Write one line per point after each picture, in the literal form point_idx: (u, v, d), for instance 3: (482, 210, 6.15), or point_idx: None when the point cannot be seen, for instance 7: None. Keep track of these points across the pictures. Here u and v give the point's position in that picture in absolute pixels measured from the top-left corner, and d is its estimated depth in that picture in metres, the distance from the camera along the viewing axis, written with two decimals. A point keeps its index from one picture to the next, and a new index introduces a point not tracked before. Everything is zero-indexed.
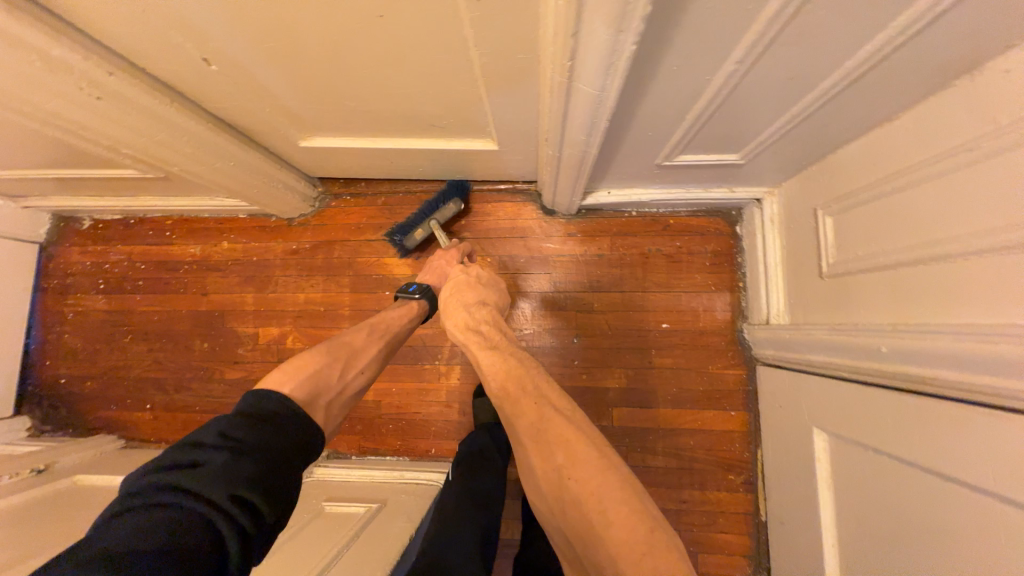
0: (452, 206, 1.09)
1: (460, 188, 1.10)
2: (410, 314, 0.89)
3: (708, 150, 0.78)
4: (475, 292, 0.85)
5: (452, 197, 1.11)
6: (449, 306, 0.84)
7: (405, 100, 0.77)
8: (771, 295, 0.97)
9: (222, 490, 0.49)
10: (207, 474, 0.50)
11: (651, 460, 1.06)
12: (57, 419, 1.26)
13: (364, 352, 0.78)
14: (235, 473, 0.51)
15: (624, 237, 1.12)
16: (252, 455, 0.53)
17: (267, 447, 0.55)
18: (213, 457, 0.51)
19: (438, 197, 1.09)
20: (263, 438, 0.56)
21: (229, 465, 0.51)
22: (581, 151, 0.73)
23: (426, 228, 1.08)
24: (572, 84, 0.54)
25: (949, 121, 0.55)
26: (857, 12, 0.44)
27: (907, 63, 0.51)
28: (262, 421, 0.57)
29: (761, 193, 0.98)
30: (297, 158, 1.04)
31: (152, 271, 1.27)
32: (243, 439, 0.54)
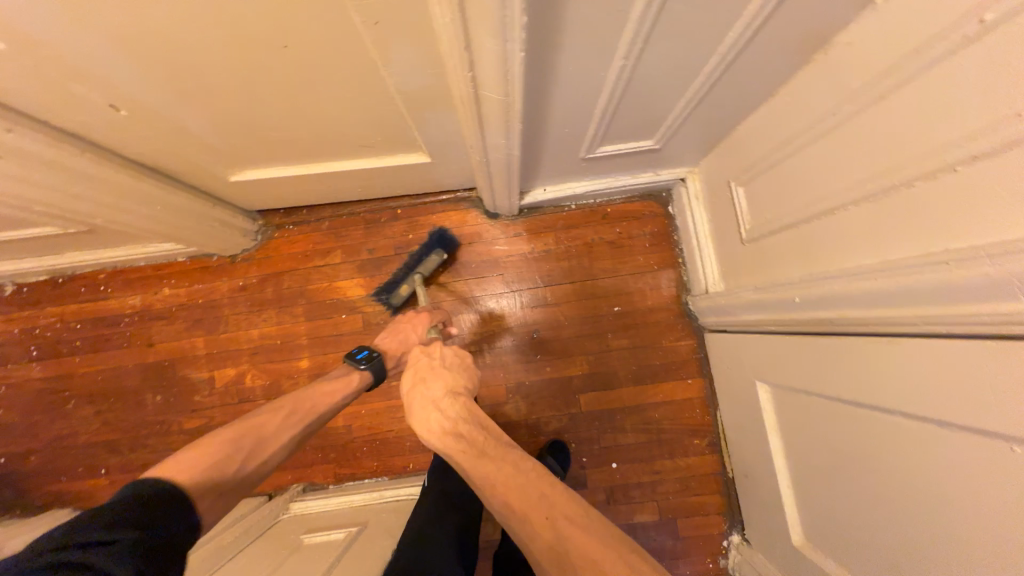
0: (433, 258, 1.11)
1: (440, 240, 1.13)
2: (348, 388, 0.82)
3: (625, 140, 0.84)
4: (442, 381, 0.73)
5: (435, 249, 1.13)
6: (414, 404, 0.71)
7: (328, 125, 0.78)
8: (706, 265, 1.03)
9: (132, 568, 0.44)
10: (116, 549, 0.44)
11: (621, 439, 1.10)
12: (1, 502, 1.17)
13: (278, 429, 0.71)
14: (143, 553, 0.46)
15: (567, 230, 1.16)
16: (157, 536, 0.48)
17: (171, 529, 0.50)
18: (117, 536, 0.45)
19: (420, 252, 1.13)
20: (168, 519, 0.51)
21: (137, 542, 0.46)
22: (506, 155, 0.77)
23: (410, 283, 1.12)
24: (479, 94, 0.58)
25: (816, 90, 0.63)
26: (713, 5, 0.49)
27: (769, 44, 0.58)
28: (165, 503, 0.52)
29: (683, 172, 1.05)
30: (230, 193, 1.02)
31: (90, 329, 1.21)
32: (149, 519, 0.49)
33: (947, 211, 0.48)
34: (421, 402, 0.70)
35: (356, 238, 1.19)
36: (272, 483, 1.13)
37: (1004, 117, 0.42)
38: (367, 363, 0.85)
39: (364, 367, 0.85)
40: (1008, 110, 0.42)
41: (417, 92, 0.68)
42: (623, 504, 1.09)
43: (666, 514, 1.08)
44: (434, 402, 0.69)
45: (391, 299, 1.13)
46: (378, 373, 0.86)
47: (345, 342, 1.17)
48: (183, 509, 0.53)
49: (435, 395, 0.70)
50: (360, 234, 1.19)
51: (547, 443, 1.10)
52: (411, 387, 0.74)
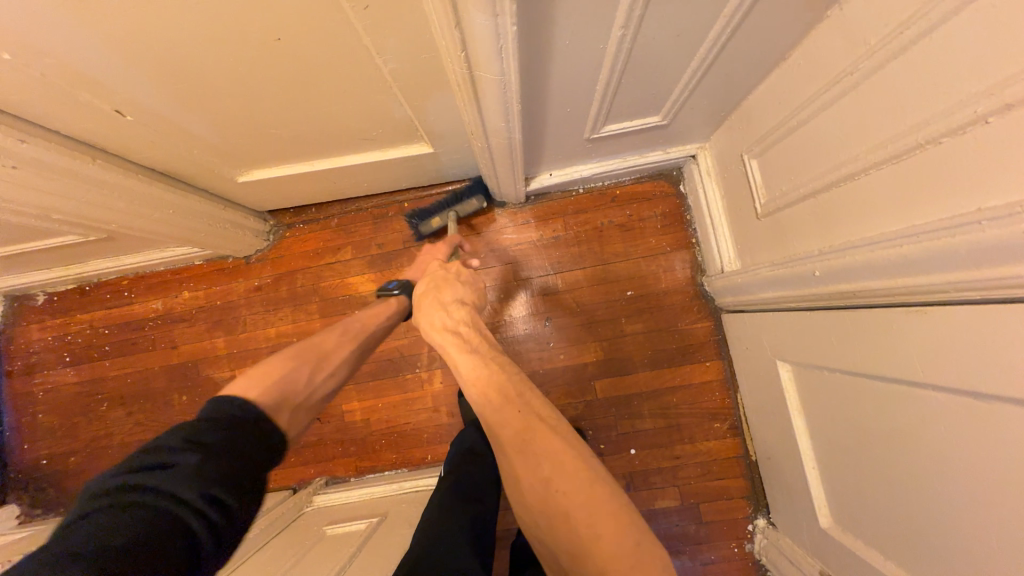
0: (474, 202, 1.08)
1: (483, 185, 1.09)
2: (389, 310, 0.88)
3: (630, 117, 0.81)
4: (451, 291, 0.78)
5: (476, 193, 1.09)
6: (424, 305, 0.76)
7: (328, 119, 0.78)
8: (721, 244, 1.00)
9: (191, 489, 0.48)
10: (176, 474, 0.48)
11: (640, 424, 1.09)
12: (46, 501, 1.23)
13: (334, 356, 0.76)
14: (206, 472, 0.50)
15: (576, 215, 1.14)
16: (221, 454, 0.52)
17: (236, 447, 0.54)
18: (182, 459, 0.50)
19: (461, 191, 1.08)
20: (231, 437, 0.55)
21: (198, 463, 0.50)
22: (508, 139, 0.75)
23: (443, 219, 1.08)
24: (474, 75, 0.56)
25: (831, 50, 0.59)
26: None
27: (777, 3, 0.55)
28: (232, 422, 0.56)
29: (693, 148, 1.02)
30: (239, 194, 1.04)
31: (117, 334, 1.25)
32: (212, 440, 0.53)
33: (978, 168, 0.45)
34: (430, 303, 0.75)
35: (365, 233, 1.20)
36: (296, 477, 1.16)
37: None
38: (400, 288, 0.91)
39: (396, 292, 0.91)
40: None
41: (414, 79, 0.68)
42: (643, 490, 1.07)
43: (688, 499, 1.06)
44: (443, 305, 0.75)
45: (417, 224, 1.08)
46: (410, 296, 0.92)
47: None
48: (246, 426, 0.57)
49: (443, 300, 0.76)
50: (369, 230, 1.20)
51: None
52: (425, 292, 0.79)
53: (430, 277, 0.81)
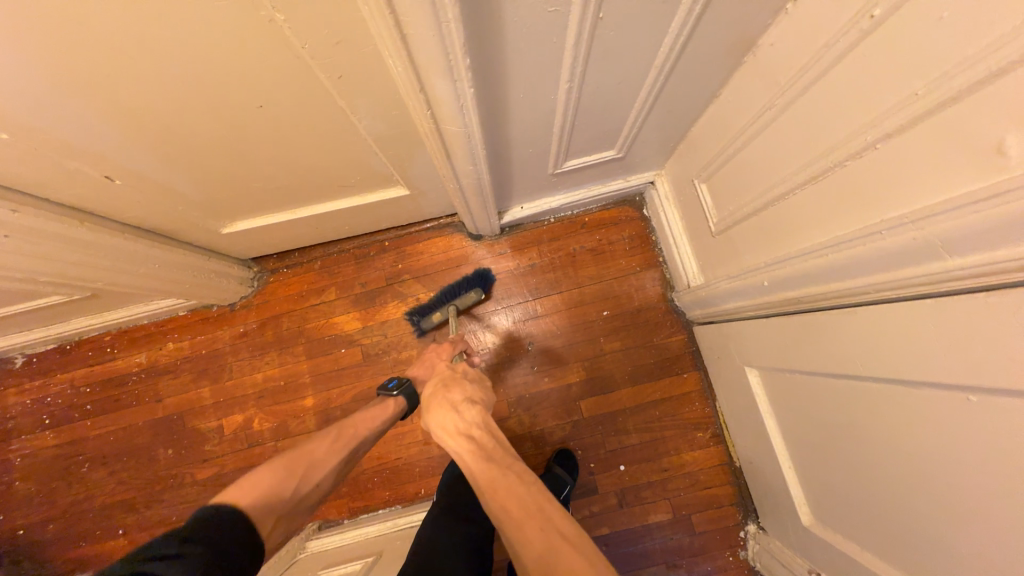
0: (472, 296, 1.10)
1: (482, 278, 1.13)
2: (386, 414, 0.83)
3: (588, 153, 0.89)
4: (461, 389, 0.74)
5: (475, 286, 1.13)
6: (434, 407, 0.71)
7: (308, 171, 0.84)
8: (685, 261, 1.07)
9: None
10: (178, 564, 0.49)
11: (626, 440, 1.12)
12: (22, 574, 1.18)
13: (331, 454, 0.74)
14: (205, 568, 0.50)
15: (550, 243, 1.21)
16: (216, 555, 0.53)
17: (228, 547, 0.55)
18: (183, 552, 0.50)
19: (461, 284, 1.12)
20: (225, 537, 0.55)
21: (198, 559, 0.50)
22: (478, 179, 0.81)
23: (444, 313, 1.10)
24: (441, 128, 0.63)
25: (751, 89, 0.68)
26: (639, 28, 0.55)
27: (700, 53, 0.63)
28: (226, 523, 0.57)
29: (651, 175, 1.10)
30: (223, 245, 1.07)
31: (99, 392, 1.24)
32: (208, 538, 0.54)
33: (878, 184, 0.52)
34: (439, 405, 0.71)
35: (348, 274, 1.24)
36: None
37: (907, 96, 0.47)
38: (399, 389, 0.86)
39: (395, 394, 0.86)
40: (907, 91, 0.47)
41: (387, 134, 0.74)
42: (636, 506, 1.09)
43: (680, 510, 1.08)
44: (455, 409, 0.70)
45: (421, 321, 1.12)
46: (409, 395, 0.87)
47: (346, 376, 1.20)
48: (239, 528, 0.57)
49: (451, 401, 0.71)
50: (352, 270, 1.24)
51: (555, 453, 1.11)
52: (433, 391, 0.75)
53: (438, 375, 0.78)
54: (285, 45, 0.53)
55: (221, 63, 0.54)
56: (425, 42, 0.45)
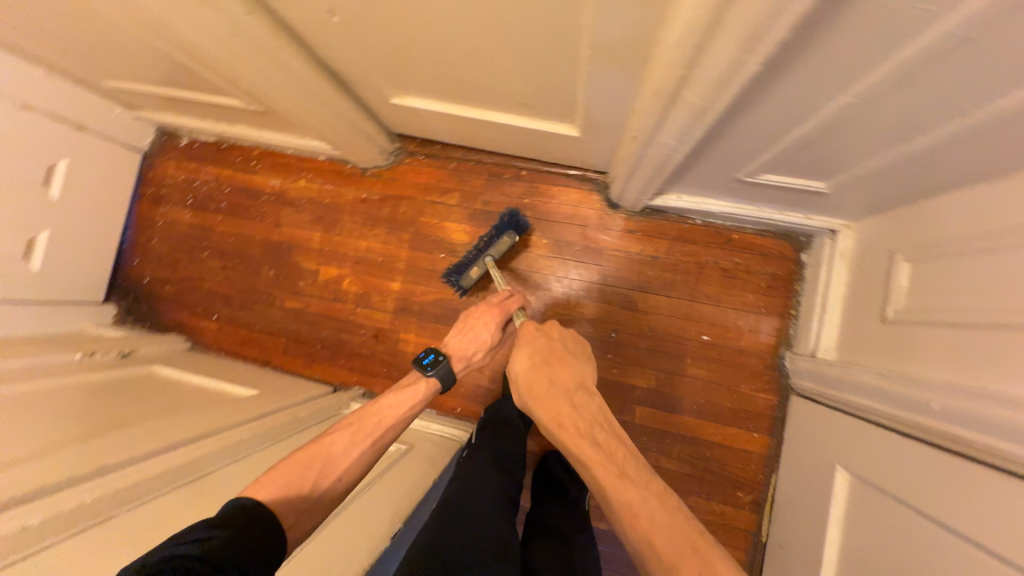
0: (505, 238, 1.09)
1: (515, 221, 1.11)
2: (414, 401, 0.81)
3: (795, 175, 0.77)
4: (564, 371, 0.79)
5: (507, 231, 1.12)
6: (535, 388, 0.78)
7: (501, 75, 0.79)
8: (823, 329, 0.95)
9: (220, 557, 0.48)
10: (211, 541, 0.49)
11: (664, 462, 1.09)
12: (138, 313, 1.42)
13: (360, 436, 0.73)
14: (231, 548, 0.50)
15: (683, 243, 1.11)
16: (245, 538, 0.52)
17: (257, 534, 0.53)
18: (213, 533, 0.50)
19: (493, 232, 1.11)
20: (255, 523, 0.54)
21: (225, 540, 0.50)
22: (667, 156, 0.74)
23: (483, 266, 1.09)
24: (678, 92, 0.55)
25: None
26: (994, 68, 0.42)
27: None
28: (259, 513, 0.56)
29: (837, 224, 0.94)
30: (384, 112, 1.08)
31: (235, 196, 1.37)
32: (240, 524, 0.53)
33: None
34: (543, 386, 0.78)
35: (475, 186, 1.23)
36: (342, 377, 1.28)
37: None
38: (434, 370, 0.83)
39: (430, 375, 0.83)
40: None
41: (606, 74, 0.67)
42: None
43: None
44: (565, 394, 0.76)
45: (458, 279, 1.10)
46: (443, 378, 0.85)
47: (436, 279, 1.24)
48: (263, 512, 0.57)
49: (557, 385, 0.77)
50: (480, 184, 1.23)
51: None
52: (529, 368, 0.80)
53: (531, 349, 0.82)
54: None
55: None
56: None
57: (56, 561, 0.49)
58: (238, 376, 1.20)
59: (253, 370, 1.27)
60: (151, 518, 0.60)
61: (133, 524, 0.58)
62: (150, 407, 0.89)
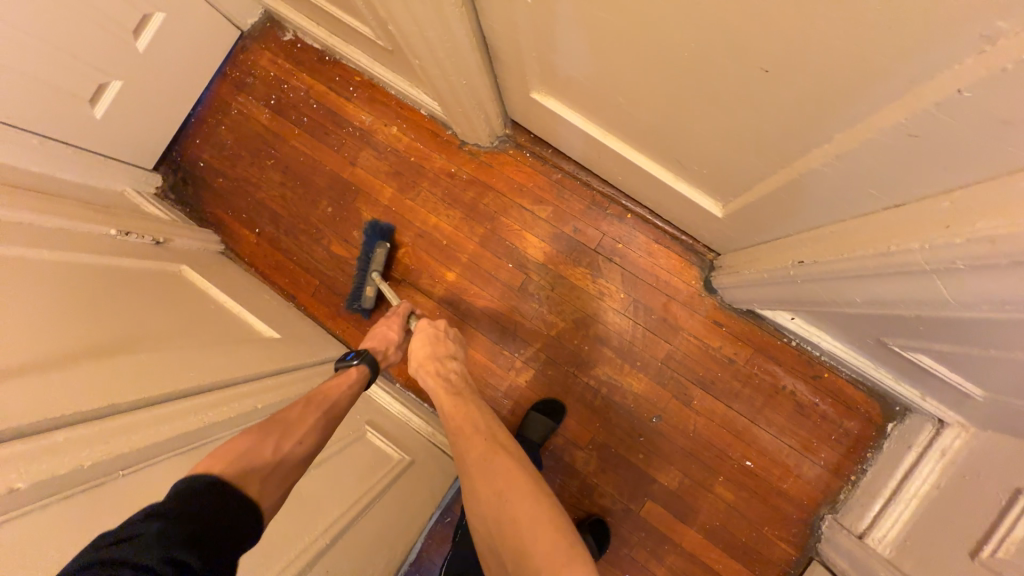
0: (378, 249, 1.14)
1: (378, 231, 1.15)
2: (346, 381, 0.80)
3: (956, 370, 0.66)
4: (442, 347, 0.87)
5: (377, 241, 1.15)
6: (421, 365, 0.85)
7: (682, 129, 0.67)
8: (887, 517, 0.86)
9: (160, 553, 0.39)
10: (138, 541, 0.39)
11: (653, 566, 1.02)
12: (183, 195, 1.34)
13: (301, 426, 0.65)
14: (175, 533, 0.41)
15: (766, 358, 1.01)
16: (191, 520, 0.43)
17: (204, 512, 0.45)
18: (138, 528, 0.40)
19: (364, 249, 1.14)
20: (200, 500, 0.46)
21: (162, 530, 0.41)
22: (833, 300, 0.63)
23: (372, 283, 1.14)
24: (928, 275, 0.44)
25: None
26: None
27: None
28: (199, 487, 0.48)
29: (952, 418, 0.83)
30: (515, 99, 0.96)
31: (319, 115, 1.26)
32: (178, 509, 0.44)
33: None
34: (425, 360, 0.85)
35: (571, 207, 1.11)
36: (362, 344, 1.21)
37: None
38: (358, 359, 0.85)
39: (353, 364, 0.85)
40: None
41: (818, 192, 0.55)
42: None
43: None
44: (437, 363, 0.84)
45: (360, 304, 1.14)
46: (370, 365, 0.86)
47: (493, 286, 1.14)
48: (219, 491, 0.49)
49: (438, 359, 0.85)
50: (578, 208, 1.11)
51: (590, 516, 1.03)
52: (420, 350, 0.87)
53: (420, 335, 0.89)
54: (936, 70, 0.34)
55: (830, 25, 0.36)
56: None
57: (35, 536, 0.43)
58: (262, 305, 1.12)
59: (278, 303, 1.20)
60: (145, 493, 0.53)
61: (126, 499, 0.51)
62: (169, 326, 0.82)
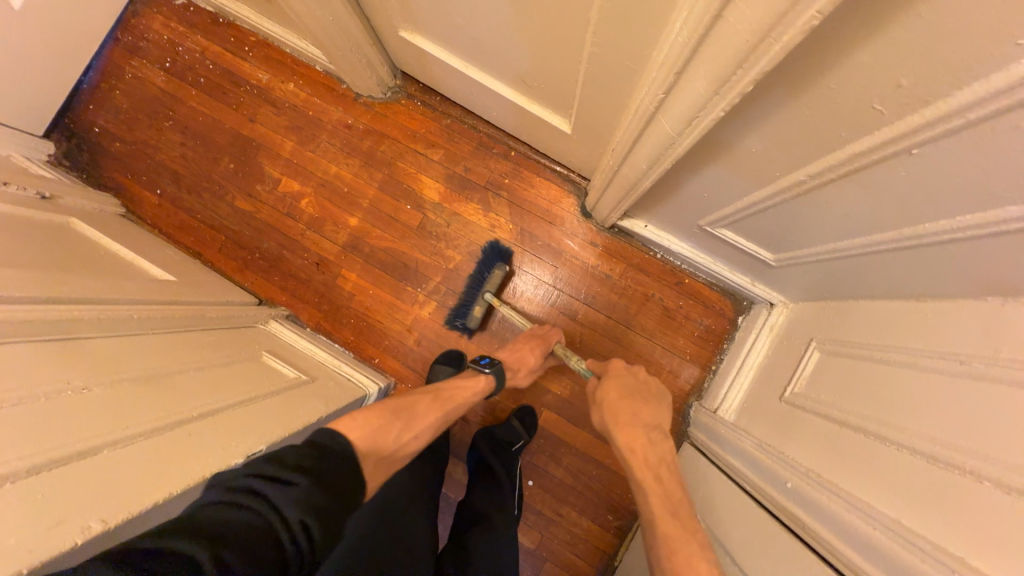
0: (495, 270, 1.12)
1: (497, 252, 1.14)
2: (476, 389, 0.92)
3: (749, 239, 0.80)
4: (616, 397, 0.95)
5: (496, 262, 1.14)
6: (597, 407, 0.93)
7: (511, 47, 0.77)
8: (732, 391, 0.99)
9: (296, 514, 0.46)
10: (287, 491, 0.47)
11: (552, 468, 1.13)
12: (77, 161, 1.32)
13: None
14: (313, 497, 0.49)
15: (637, 272, 1.13)
16: (327, 489, 0.50)
17: (337, 485, 0.52)
18: (292, 477, 0.49)
19: (482, 268, 1.14)
20: (335, 472, 0.54)
21: (304, 491, 0.48)
22: (637, 179, 0.74)
23: (483, 303, 1.12)
24: (655, 115, 0.55)
25: (947, 331, 0.58)
26: (918, 194, 0.45)
27: (941, 259, 0.52)
28: (333, 457, 0.56)
29: (777, 298, 0.98)
30: (393, 43, 1.04)
31: (216, 75, 1.29)
32: (316, 471, 0.52)
33: (943, 496, 0.48)
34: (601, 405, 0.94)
35: (461, 149, 1.20)
36: (272, 294, 1.24)
37: None
38: (489, 368, 0.95)
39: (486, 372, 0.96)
40: None
41: (600, 77, 0.66)
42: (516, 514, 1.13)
43: (541, 548, 1.11)
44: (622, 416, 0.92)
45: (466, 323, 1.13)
46: (498, 375, 0.97)
47: (394, 229, 1.21)
48: (342, 465, 0.55)
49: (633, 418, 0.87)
50: (467, 149, 1.20)
51: (517, 407, 1.15)
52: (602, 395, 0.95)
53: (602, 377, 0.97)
54: None
55: None
56: (743, 29, 0.36)
57: None
58: (164, 258, 1.14)
59: (183, 258, 1.21)
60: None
61: None
62: (48, 259, 0.82)
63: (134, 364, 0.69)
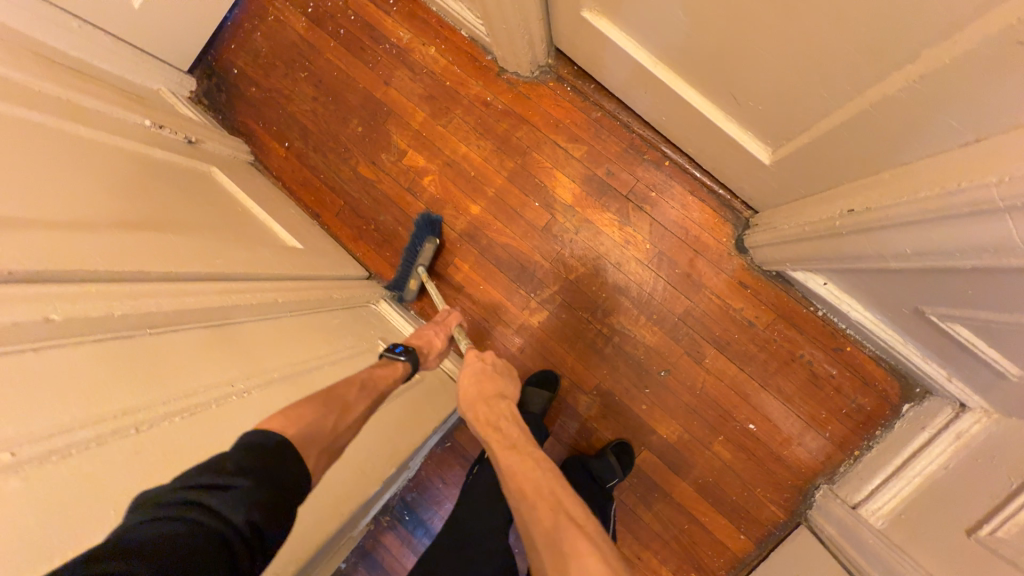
0: (427, 244, 1.10)
1: (429, 226, 1.10)
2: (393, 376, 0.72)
3: (993, 346, 0.63)
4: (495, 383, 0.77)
5: (427, 235, 1.11)
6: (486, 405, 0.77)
7: (741, 54, 0.62)
8: (885, 492, 0.85)
9: (245, 515, 0.39)
10: (229, 495, 0.40)
11: (640, 512, 1.04)
12: (214, 101, 1.32)
13: None
14: (260, 498, 0.41)
15: (787, 326, 0.99)
16: (272, 483, 0.44)
17: (286, 483, 0.45)
18: (232, 480, 0.41)
19: (412, 242, 1.10)
20: (282, 468, 0.46)
21: (251, 489, 0.41)
22: (877, 255, 0.61)
23: (417, 277, 1.11)
24: (1002, 215, 0.44)
25: None
26: None
27: None
28: (278, 450, 0.47)
29: (975, 404, 0.80)
30: (564, 20, 0.90)
31: (357, 29, 1.22)
32: (262, 468, 0.44)
33: None
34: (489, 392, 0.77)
35: (607, 150, 1.07)
36: (381, 268, 1.21)
37: None
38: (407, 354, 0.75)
39: (401, 359, 0.75)
40: None
41: (899, 123, 0.51)
42: None
43: None
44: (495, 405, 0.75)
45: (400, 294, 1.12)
46: (415, 363, 0.76)
47: (515, 223, 1.12)
48: (290, 460, 0.47)
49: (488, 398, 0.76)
50: (615, 151, 1.07)
51: (613, 440, 1.05)
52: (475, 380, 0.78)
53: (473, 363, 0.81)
54: None
55: None
56: None
57: (60, 372, 0.43)
58: (287, 217, 1.12)
59: (304, 219, 1.20)
60: (169, 351, 0.53)
61: (153, 355, 0.51)
62: (198, 218, 0.81)
63: (278, 358, 0.67)
